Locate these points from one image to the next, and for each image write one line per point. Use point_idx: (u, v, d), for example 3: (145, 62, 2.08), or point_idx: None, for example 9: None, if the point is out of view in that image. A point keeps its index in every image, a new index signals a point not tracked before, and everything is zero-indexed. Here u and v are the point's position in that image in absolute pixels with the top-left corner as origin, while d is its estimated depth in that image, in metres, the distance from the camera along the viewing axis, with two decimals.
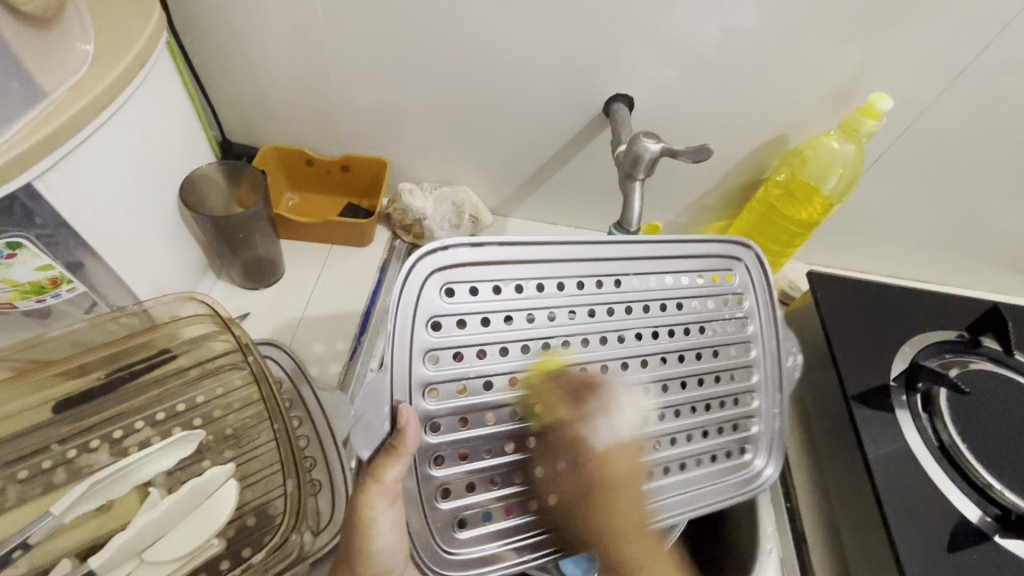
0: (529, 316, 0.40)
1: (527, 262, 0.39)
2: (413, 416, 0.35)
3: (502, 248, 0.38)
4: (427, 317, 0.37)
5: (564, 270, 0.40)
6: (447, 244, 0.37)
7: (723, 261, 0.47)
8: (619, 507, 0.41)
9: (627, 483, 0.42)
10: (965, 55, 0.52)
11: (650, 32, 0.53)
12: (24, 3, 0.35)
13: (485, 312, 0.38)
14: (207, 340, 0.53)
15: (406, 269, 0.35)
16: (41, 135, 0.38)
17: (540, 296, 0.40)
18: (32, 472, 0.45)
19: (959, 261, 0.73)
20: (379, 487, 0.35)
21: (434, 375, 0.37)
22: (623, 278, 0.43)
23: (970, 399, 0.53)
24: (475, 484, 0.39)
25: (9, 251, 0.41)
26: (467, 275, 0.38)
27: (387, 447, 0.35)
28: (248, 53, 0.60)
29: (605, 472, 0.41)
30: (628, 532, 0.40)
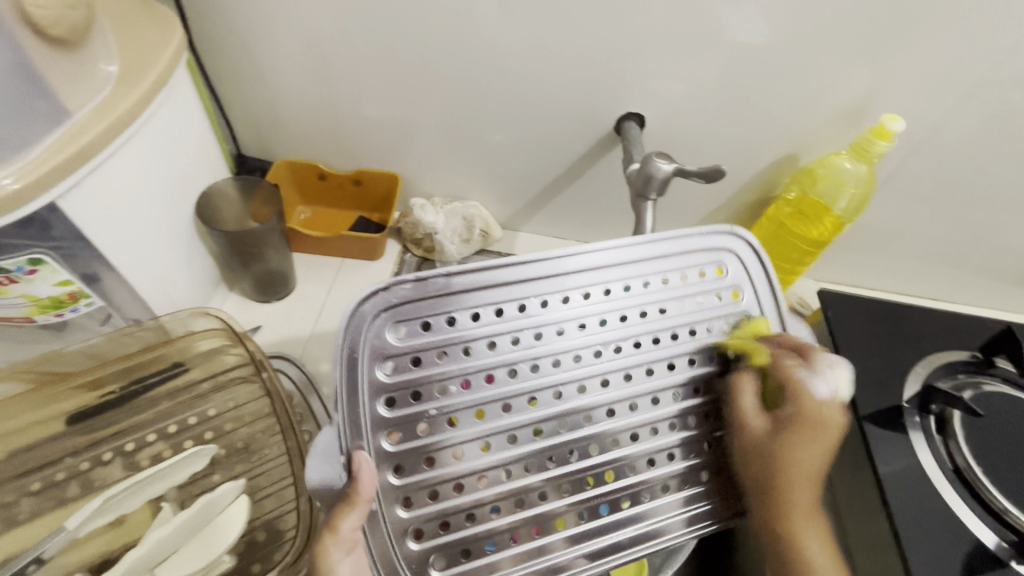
0: (491, 344, 0.42)
1: (477, 289, 0.41)
2: (367, 461, 0.37)
3: (449, 280, 0.40)
4: (378, 358, 0.39)
5: (526, 288, 0.42)
6: (390, 283, 0.39)
7: (710, 255, 0.47)
8: (800, 448, 0.43)
9: (815, 431, 0.43)
10: (976, 76, 0.52)
11: (662, 52, 0.54)
12: (51, 26, 0.36)
13: (443, 345, 0.41)
14: (220, 353, 0.52)
15: (345, 318, 0.38)
16: (67, 153, 0.39)
17: (500, 320, 0.42)
18: (44, 484, 0.45)
19: (971, 279, 0.73)
20: (334, 539, 0.35)
21: (392, 416, 0.40)
22: (594, 289, 0.44)
23: (985, 422, 0.53)
24: (449, 523, 0.41)
25: (31, 267, 0.41)
26: (418, 311, 0.40)
27: (344, 495, 0.36)
28: (264, 70, 0.61)
29: (807, 417, 0.43)
30: (799, 477, 0.42)
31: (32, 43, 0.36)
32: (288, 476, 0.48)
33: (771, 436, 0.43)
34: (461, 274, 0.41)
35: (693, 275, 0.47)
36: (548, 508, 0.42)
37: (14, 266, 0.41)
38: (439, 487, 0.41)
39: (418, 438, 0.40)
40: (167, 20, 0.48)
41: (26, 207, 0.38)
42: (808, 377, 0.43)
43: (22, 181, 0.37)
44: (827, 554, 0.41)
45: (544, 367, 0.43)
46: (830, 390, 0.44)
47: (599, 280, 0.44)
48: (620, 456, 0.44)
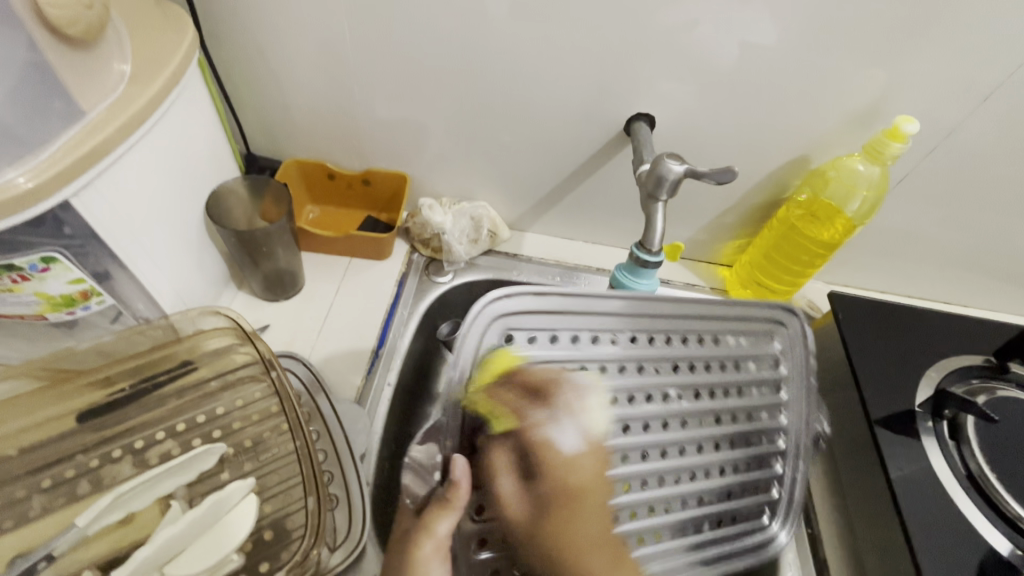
0: (582, 367, 0.46)
1: (578, 313, 0.46)
2: (466, 471, 0.42)
3: (560, 300, 0.46)
4: (486, 361, 0.44)
5: (614, 323, 0.47)
6: (511, 291, 0.44)
7: (770, 320, 0.52)
8: (576, 519, 0.43)
9: (574, 504, 0.43)
10: (993, 78, 0.52)
11: (673, 51, 0.53)
12: (66, 25, 0.36)
13: (540, 364, 0.45)
14: (229, 352, 0.53)
15: (472, 313, 0.43)
16: (81, 152, 0.39)
17: (576, 348, 0.46)
18: (55, 481, 0.45)
19: (984, 283, 0.72)
20: (431, 542, 0.41)
21: (480, 421, 0.44)
22: (666, 334, 0.49)
23: (1000, 428, 0.52)
24: (503, 520, 0.45)
25: (44, 265, 0.42)
26: (528, 322, 0.45)
27: (442, 501, 0.41)
28: (275, 69, 0.61)
29: (568, 484, 0.43)
30: (585, 551, 0.43)
31: (47, 41, 0.37)
32: (296, 474, 0.48)
33: (530, 515, 0.44)
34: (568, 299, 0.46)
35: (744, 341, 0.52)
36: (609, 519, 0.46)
37: (28, 264, 0.41)
38: (504, 500, 0.46)
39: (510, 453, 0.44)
40: (180, 19, 0.48)
41: (42, 205, 0.39)
42: (551, 427, 0.44)
43: (38, 178, 0.38)
44: None
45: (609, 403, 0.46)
46: (577, 442, 0.44)
47: (667, 325, 0.49)
48: (636, 500, 0.47)
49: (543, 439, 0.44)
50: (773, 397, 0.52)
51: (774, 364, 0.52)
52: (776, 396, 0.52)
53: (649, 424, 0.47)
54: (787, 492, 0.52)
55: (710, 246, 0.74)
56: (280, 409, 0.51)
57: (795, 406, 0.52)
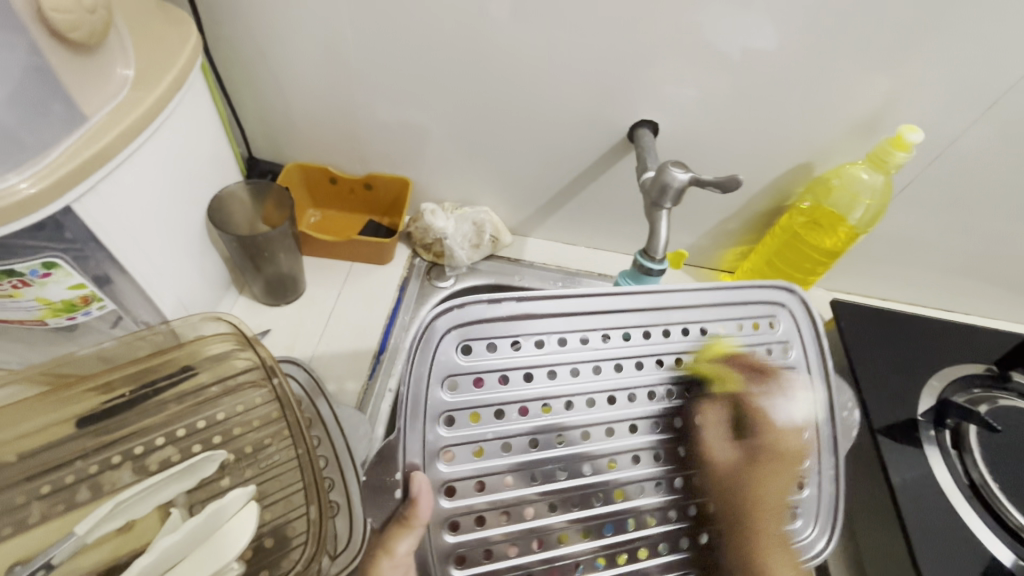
0: (548, 372, 0.45)
1: (535, 317, 0.44)
2: (425, 487, 0.41)
3: (517, 304, 0.43)
4: (444, 377, 0.43)
5: (575, 323, 0.45)
6: (457, 302, 0.42)
7: (766, 307, 0.49)
8: (771, 480, 0.48)
9: (782, 463, 0.47)
10: (996, 88, 0.52)
11: (677, 58, 0.53)
12: (70, 30, 0.36)
13: (502, 371, 0.44)
14: (229, 357, 0.53)
15: (419, 329, 0.41)
16: (84, 157, 0.39)
17: (541, 352, 0.45)
18: (53, 487, 0.45)
19: (985, 290, 0.72)
20: (391, 560, 0.41)
21: (449, 437, 0.43)
22: (638, 329, 0.47)
23: (1003, 437, 0.52)
24: (485, 518, 0.45)
25: (45, 270, 0.41)
26: (483, 331, 0.43)
27: (401, 520, 0.40)
28: (277, 73, 0.61)
29: (778, 447, 0.48)
30: (768, 510, 0.47)
31: (50, 46, 0.36)
32: (297, 481, 0.48)
33: (742, 466, 0.47)
34: (551, 302, 0.44)
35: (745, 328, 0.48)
36: (600, 513, 0.46)
37: (28, 269, 0.41)
38: (485, 514, 0.45)
39: (488, 459, 0.44)
40: (183, 24, 0.48)
41: (43, 211, 0.38)
42: (768, 402, 0.48)
43: (40, 185, 0.37)
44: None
45: (577, 405, 0.46)
46: (789, 417, 0.48)
47: (637, 323, 0.47)
48: (631, 506, 0.47)
49: (760, 406, 0.48)
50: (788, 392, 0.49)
51: (782, 352, 0.49)
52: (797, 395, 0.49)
53: (642, 425, 0.48)
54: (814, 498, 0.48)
55: (712, 252, 0.74)
56: (281, 415, 0.50)
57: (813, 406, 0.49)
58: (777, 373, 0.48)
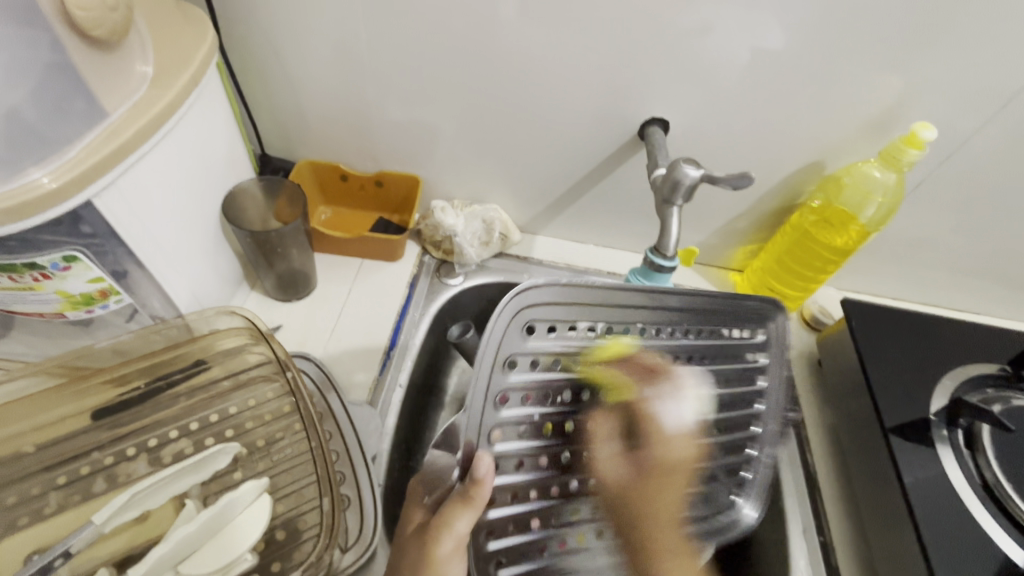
0: (597, 360, 0.47)
1: (601, 303, 0.45)
2: (490, 469, 0.41)
3: (589, 290, 0.44)
4: (509, 357, 0.43)
5: (633, 313, 0.46)
6: (540, 281, 0.41)
7: (756, 319, 0.52)
8: (667, 491, 0.49)
9: (670, 472, 0.49)
10: (1011, 86, 0.52)
11: (689, 55, 0.53)
12: (91, 27, 0.37)
13: (556, 356, 0.44)
14: (242, 352, 0.53)
15: (498, 308, 0.40)
16: (103, 154, 0.40)
17: (592, 339, 0.46)
18: (70, 478, 0.46)
19: (998, 290, 0.71)
20: (446, 535, 0.39)
21: (502, 417, 0.44)
22: (687, 323, 0.49)
23: (1017, 435, 0.51)
24: (517, 493, 0.46)
25: (65, 264, 0.42)
26: (549, 316, 0.43)
27: (463, 497, 0.40)
28: (290, 71, 0.61)
29: (659, 458, 0.48)
30: (665, 520, 0.49)
31: (70, 42, 0.37)
32: (309, 474, 0.48)
33: (629, 485, 0.47)
34: (595, 288, 0.44)
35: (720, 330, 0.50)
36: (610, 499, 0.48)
37: (50, 263, 0.41)
38: (518, 489, 0.46)
39: (516, 440, 0.45)
40: (201, 24, 0.49)
41: (64, 206, 0.39)
42: (659, 408, 0.48)
43: (61, 180, 0.38)
44: None
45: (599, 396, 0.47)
46: (682, 420, 0.49)
47: (670, 318, 0.48)
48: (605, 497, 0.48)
49: (650, 413, 0.48)
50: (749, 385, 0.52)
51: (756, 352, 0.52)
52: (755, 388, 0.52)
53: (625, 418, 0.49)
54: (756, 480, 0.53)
55: (721, 250, 0.74)
56: (293, 409, 0.51)
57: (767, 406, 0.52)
58: (667, 370, 0.48)
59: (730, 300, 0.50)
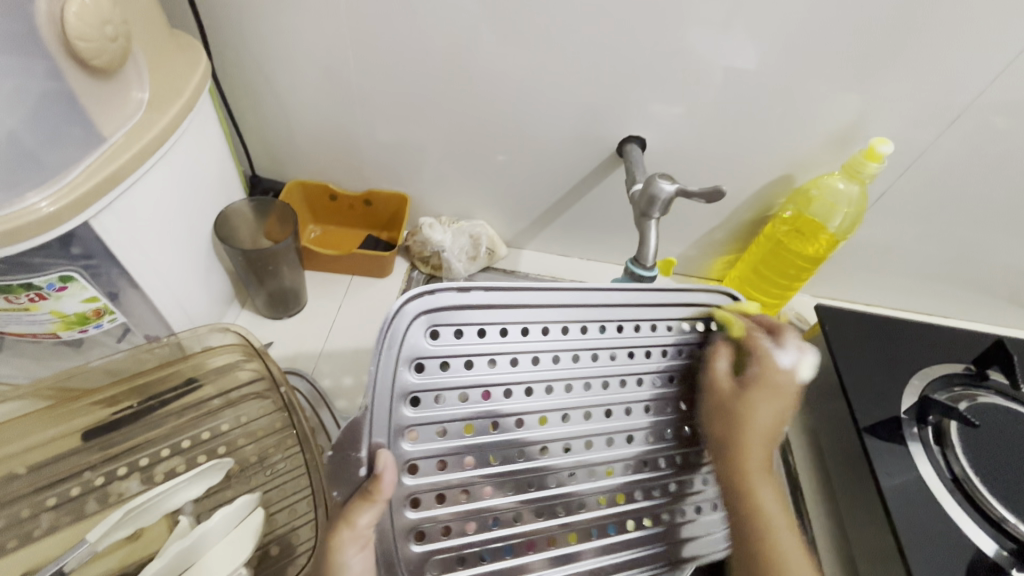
0: (512, 359, 0.44)
1: (508, 306, 0.43)
2: (390, 463, 0.38)
3: (486, 294, 0.42)
4: (410, 359, 0.40)
5: (549, 314, 0.44)
6: (433, 287, 0.40)
7: (704, 307, 0.50)
8: (755, 411, 0.46)
9: (775, 392, 0.46)
10: (958, 101, 0.55)
11: (661, 76, 0.56)
12: (92, 57, 0.39)
13: (468, 355, 0.42)
14: (232, 369, 0.54)
15: (390, 315, 0.38)
16: (101, 176, 0.41)
17: (503, 341, 0.43)
18: (61, 499, 0.46)
19: (960, 294, 0.75)
20: (350, 532, 0.37)
21: (414, 417, 0.41)
22: (612, 324, 0.47)
23: (981, 432, 0.54)
24: (446, 463, 0.43)
25: (61, 284, 0.43)
26: (453, 319, 0.41)
27: (363, 493, 0.37)
28: (280, 95, 0.63)
29: (768, 381, 0.46)
30: (757, 434, 0.46)
31: (73, 73, 0.39)
32: (301, 489, 0.49)
33: (733, 397, 0.47)
34: (486, 292, 0.41)
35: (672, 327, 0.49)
36: (558, 492, 0.46)
37: (45, 283, 0.42)
38: (445, 492, 0.43)
39: (437, 440, 0.42)
40: (198, 55, 0.51)
41: (61, 228, 0.40)
42: (772, 347, 0.47)
43: (59, 204, 0.39)
44: (777, 504, 0.44)
45: (536, 391, 0.45)
46: (793, 359, 0.47)
47: (608, 317, 0.47)
48: (569, 491, 0.46)
49: (766, 354, 0.47)
50: None
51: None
52: None
53: (572, 415, 0.47)
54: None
55: (700, 261, 0.77)
56: (286, 424, 0.52)
57: None
58: (783, 327, 0.48)
59: (666, 299, 0.49)
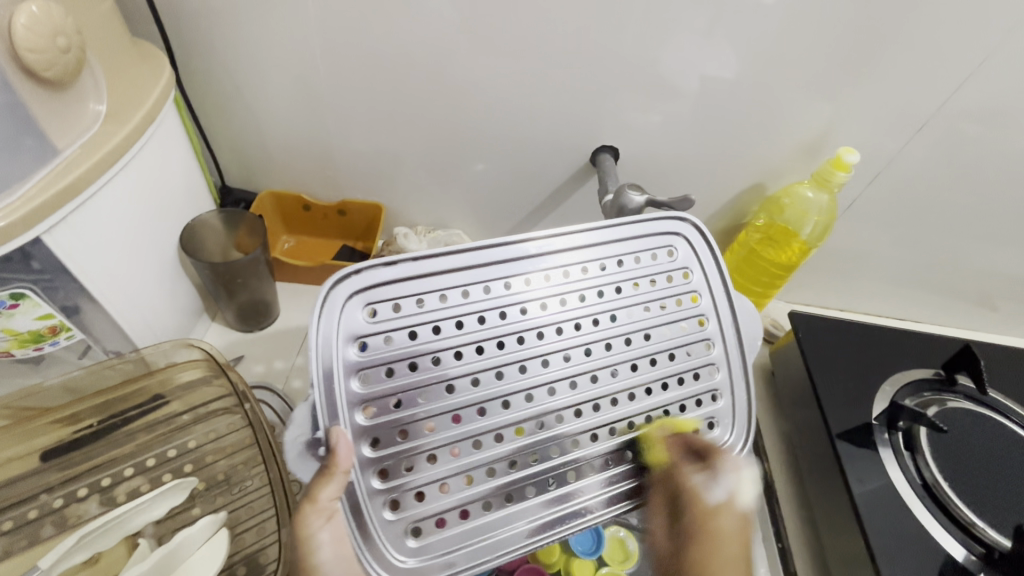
0: (459, 322, 0.40)
1: (446, 270, 0.40)
2: (343, 437, 0.36)
3: (414, 262, 0.39)
4: (351, 338, 0.37)
5: (495, 269, 0.42)
6: (359, 266, 0.38)
7: (661, 240, 0.48)
8: (715, 559, 0.40)
9: (715, 536, 0.41)
10: (923, 110, 0.56)
11: (634, 86, 0.57)
12: (44, 69, 0.38)
13: (411, 325, 0.39)
14: (201, 384, 0.53)
15: (317, 299, 0.36)
16: (54, 190, 0.40)
17: (446, 306, 0.40)
18: (16, 523, 0.44)
19: (931, 299, 0.76)
20: (313, 507, 0.36)
21: (363, 393, 0.38)
22: (573, 267, 0.44)
23: (950, 437, 0.55)
24: (408, 431, 0.39)
25: (12, 301, 0.42)
26: (388, 292, 0.39)
27: (322, 468, 0.36)
28: (250, 104, 0.62)
29: (706, 527, 0.41)
30: None
31: (25, 86, 0.38)
32: (269, 507, 0.48)
33: (670, 553, 0.42)
34: (416, 261, 0.39)
35: (631, 262, 0.46)
36: (564, 461, 0.43)
37: None
38: (413, 458, 0.39)
39: (393, 412, 0.38)
40: (161, 65, 0.50)
41: (12, 244, 0.39)
42: (699, 479, 0.43)
43: (11, 217, 0.38)
44: None
45: (490, 350, 0.41)
46: (726, 494, 0.42)
47: (559, 262, 0.43)
48: (539, 441, 0.42)
49: (692, 490, 0.43)
50: (705, 354, 0.48)
51: (682, 276, 0.48)
52: (701, 330, 0.48)
53: (532, 365, 0.42)
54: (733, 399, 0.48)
55: None
56: (253, 440, 0.51)
57: (722, 339, 0.49)
58: (716, 451, 0.44)
59: (622, 233, 0.46)
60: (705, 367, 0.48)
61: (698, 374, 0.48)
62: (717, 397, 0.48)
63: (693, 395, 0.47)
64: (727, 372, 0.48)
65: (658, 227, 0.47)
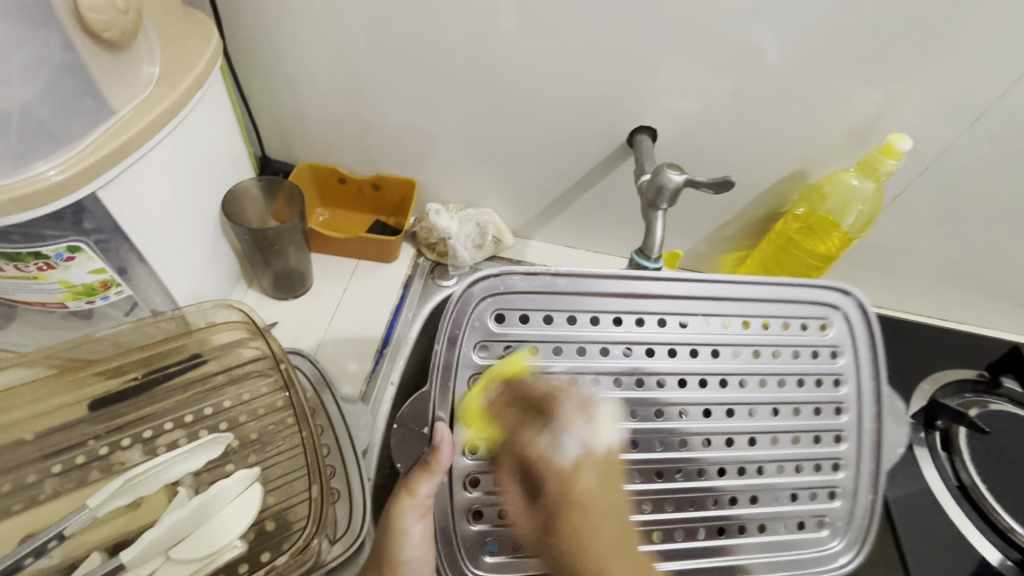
0: (579, 351, 0.47)
1: (583, 296, 0.47)
2: (447, 436, 0.42)
3: (554, 279, 0.46)
4: (478, 341, 0.46)
5: (631, 304, 0.48)
6: (504, 272, 0.45)
7: (821, 310, 0.50)
8: (585, 515, 0.45)
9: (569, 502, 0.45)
10: (983, 97, 0.53)
11: (676, 66, 0.55)
12: (104, 29, 0.39)
13: (535, 342, 0.46)
14: (237, 346, 0.54)
15: (457, 295, 0.44)
16: (109, 148, 0.42)
17: (570, 328, 0.47)
18: (66, 466, 0.47)
19: (977, 301, 0.73)
20: (411, 500, 0.41)
21: None
22: (709, 317, 0.49)
23: (991, 439, 0.53)
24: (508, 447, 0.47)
25: (70, 254, 0.44)
26: (521, 303, 0.46)
27: (424, 464, 0.41)
28: (291, 76, 0.63)
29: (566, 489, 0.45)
30: (600, 548, 0.44)
31: (84, 44, 0.39)
32: (299, 468, 0.50)
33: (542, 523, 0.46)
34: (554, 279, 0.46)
35: (779, 327, 0.50)
36: (628, 515, 0.47)
37: (54, 253, 0.43)
38: None
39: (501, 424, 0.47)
40: (209, 30, 0.51)
41: (71, 197, 0.41)
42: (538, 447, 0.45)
43: (66, 173, 0.40)
44: None
45: (601, 384, 0.47)
46: (577, 450, 0.46)
47: (699, 311, 0.49)
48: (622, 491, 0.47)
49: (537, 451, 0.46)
50: (831, 446, 0.50)
51: (831, 355, 0.51)
52: (836, 418, 0.51)
53: (640, 412, 0.48)
54: (853, 503, 0.50)
55: (707, 256, 0.76)
56: (288, 402, 0.52)
57: (858, 436, 0.51)
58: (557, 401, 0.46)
59: (780, 294, 0.49)
60: (828, 461, 0.50)
61: (820, 466, 0.50)
62: (835, 495, 0.51)
63: (809, 464, 0.50)
64: (853, 472, 0.51)
65: (817, 299, 0.50)
